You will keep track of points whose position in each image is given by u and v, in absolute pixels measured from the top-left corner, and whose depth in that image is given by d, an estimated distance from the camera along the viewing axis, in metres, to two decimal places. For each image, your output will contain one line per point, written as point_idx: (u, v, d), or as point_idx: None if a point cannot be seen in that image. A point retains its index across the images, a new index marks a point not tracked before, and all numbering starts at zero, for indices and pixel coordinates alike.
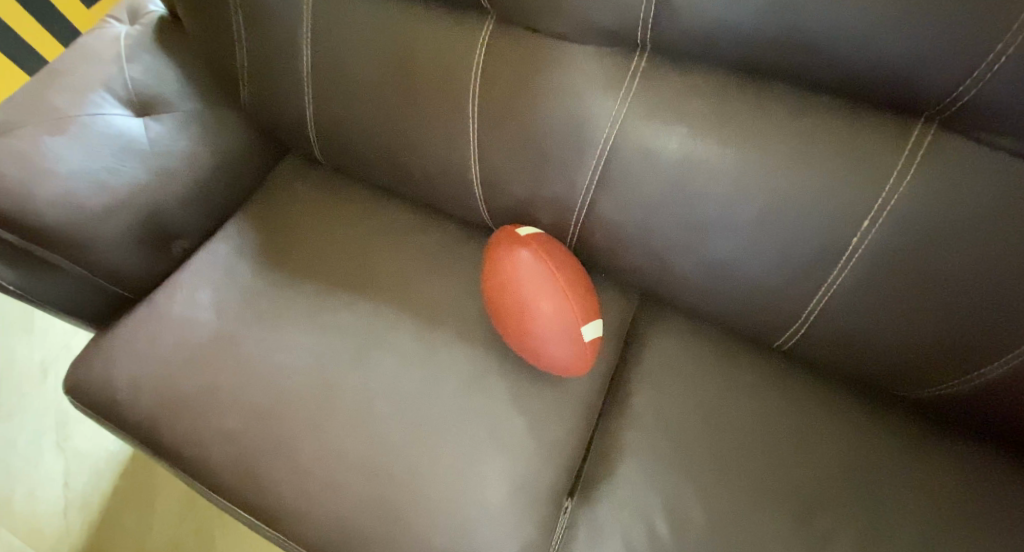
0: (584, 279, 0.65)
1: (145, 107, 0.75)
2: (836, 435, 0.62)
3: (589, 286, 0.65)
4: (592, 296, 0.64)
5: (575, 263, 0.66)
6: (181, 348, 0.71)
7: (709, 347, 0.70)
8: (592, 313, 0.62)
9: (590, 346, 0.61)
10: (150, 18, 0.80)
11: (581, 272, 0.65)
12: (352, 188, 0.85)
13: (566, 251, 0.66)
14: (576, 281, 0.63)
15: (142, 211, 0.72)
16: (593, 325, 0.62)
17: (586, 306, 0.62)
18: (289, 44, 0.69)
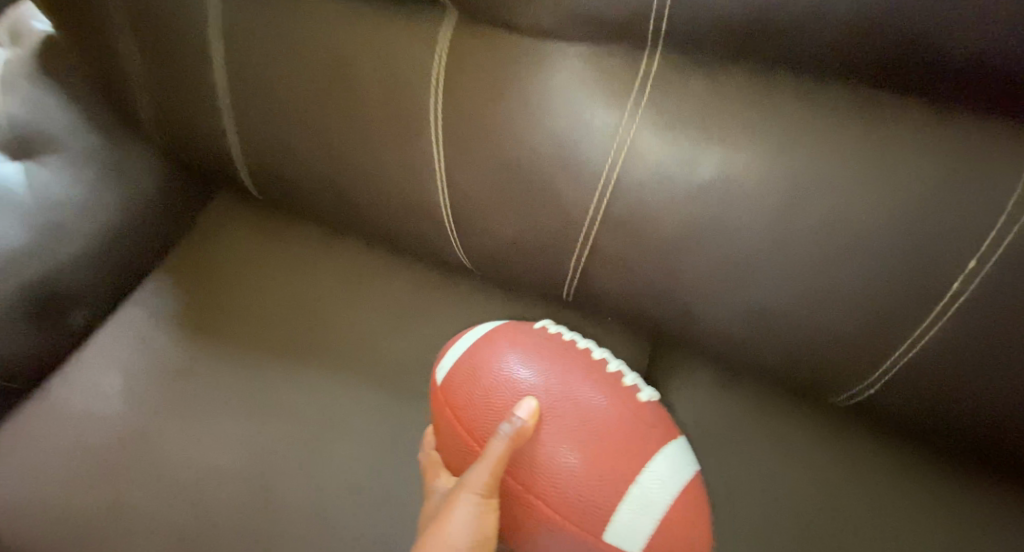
0: (573, 419, 0.37)
1: (28, 147, 0.60)
2: (896, 503, 0.52)
3: (591, 427, 0.37)
4: (601, 452, 0.36)
5: (554, 392, 0.38)
6: (82, 454, 0.56)
7: (739, 400, 0.58)
8: (612, 508, 0.35)
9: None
10: (32, 37, 0.64)
11: (565, 408, 0.38)
12: (297, 224, 0.70)
13: (529, 371, 0.39)
14: (556, 462, 0.36)
15: (19, 282, 0.56)
16: (634, 533, 0.36)
17: (590, 498, 0.35)
18: (199, 64, 0.54)
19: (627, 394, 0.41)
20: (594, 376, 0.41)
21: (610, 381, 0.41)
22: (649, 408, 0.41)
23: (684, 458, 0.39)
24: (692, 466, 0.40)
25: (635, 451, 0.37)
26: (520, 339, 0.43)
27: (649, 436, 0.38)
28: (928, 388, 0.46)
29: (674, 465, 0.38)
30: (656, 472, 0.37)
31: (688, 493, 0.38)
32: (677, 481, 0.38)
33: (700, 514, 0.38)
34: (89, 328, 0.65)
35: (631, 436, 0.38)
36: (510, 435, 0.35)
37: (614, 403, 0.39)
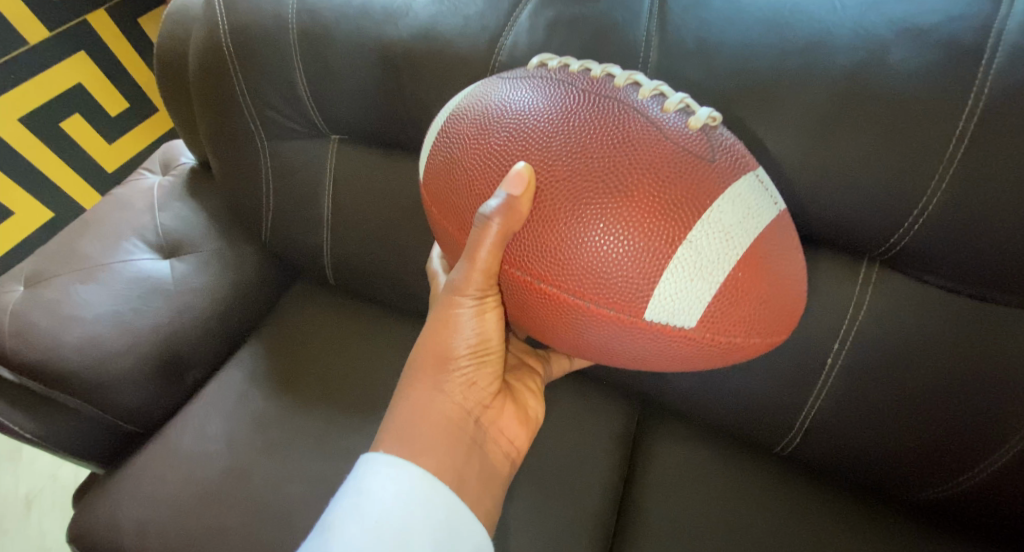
0: (592, 175, 0.35)
1: (172, 250, 0.81)
2: (848, 541, 0.62)
3: (620, 167, 0.35)
4: (632, 207, 0.34)
5: (563, 156, 0.36)
6: (192, 486, 0.71)
7: (715, 453, 0.70)
8: (657, 273, 0.35)
9: (720, 320, 0.37)
10: (182, 169, 0.88)
11: (584, 172, 0.35)
12: (359, 306, 0.88)
13: (538, 112, 0.38)
14: (579, 242, 0.35)
15: (161, 348, 0.76)
16: (684, 297, 0.36)
17: (618, 266, 0.35)
18: (308, 193, 0.75)
19: (677, 135, 0.36)
20: (630, 110, 0.37)
21: (638, 105, 0.38)
22: (698, 143, 0.37)
23: (753, 214, 0.36)
24: (761, 222, 0.36)
25: (675, 208, 0.34)
26: (531, 79, 0.42)
27: (694, 168, 0.35)
28: (836, 438, 0.61)
29: (741, 203, 0.36)
30: (713, 223, 0.35)
31: (764, 259, 0.36)
32: (706, 181, 0.35)
33: (780, 244, 0.37)
34: (197, 386, 0.83)
35: (679, 176, 0.35)
36: (498, 205, 0.35)
37: (638, 120, 0.37)
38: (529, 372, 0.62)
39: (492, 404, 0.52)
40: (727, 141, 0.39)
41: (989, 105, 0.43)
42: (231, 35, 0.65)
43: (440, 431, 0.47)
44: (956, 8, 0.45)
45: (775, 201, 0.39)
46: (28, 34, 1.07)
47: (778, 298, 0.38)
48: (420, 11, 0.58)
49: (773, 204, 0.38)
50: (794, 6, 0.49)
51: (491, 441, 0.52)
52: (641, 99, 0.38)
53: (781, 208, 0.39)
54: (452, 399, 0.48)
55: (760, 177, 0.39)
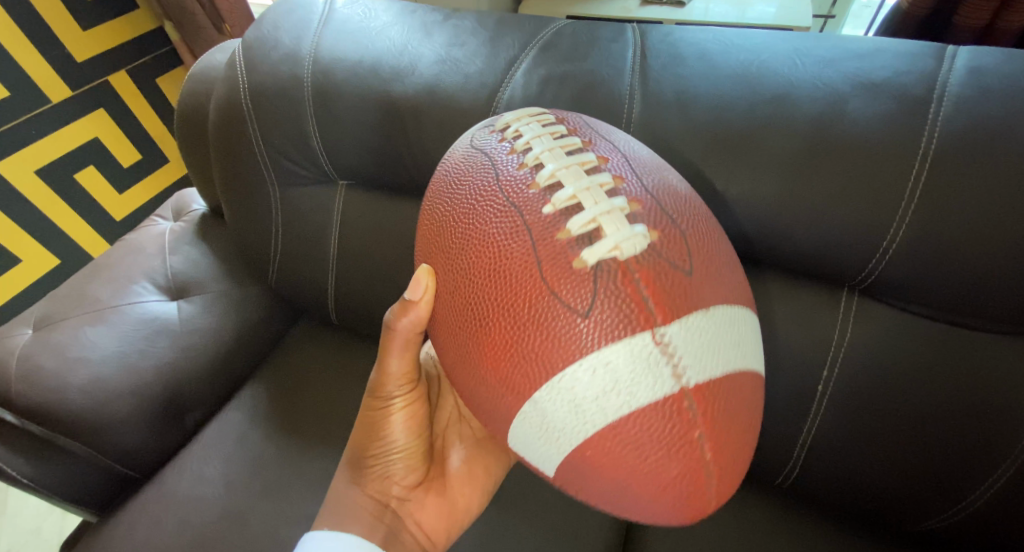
0: (465, 308, 0.37)
1: (179, 291, 0.83)
2: None
3: (486, 305, 0.35)
4: (489, 348, 0.35)
5: (451, 279, 0.38)
6: (186, 532, 0.70)
7: None
8: (504, 417, 0.37)
9: (572, 478, 0.37)
10: (193, 215, 0.92)
11: (460, 300, 0.37)
12: (361, 344, 0.90)
13: (450, 210, 0.40)
14: (456, 362, 0.39)
15: (163, 388, 0.77)
16: (535, 446, 0.37)
17: (477, 397, 0.38)
18: (316, 234, 0.79)
19: (557, 270, 0.33)
20: (522, 232, 0.35)
21: (540, 223, 0.34)
22: (578, 286, 0.32)
23: (619, 391, 0.32)
24: (631, 402, 0.32)
25: (526, 360, 0.34)
26: (481, 150, 0.41)
27: (556, 321, 0.33)
28: (833, 468, 0.62)
29: (604, 377, 0.32)
30: (560, 391, 0.33)
31: (621, 456, 0.33)
32: (566, 340, 0.33)
33: (654, 447, 0.33)
34: (196, 428, 0.83)
35: (540, 326, 0.33)
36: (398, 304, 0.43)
37: (519, 243, 0.34)
38: (484, 459, 0.63)
39: (409, 496, 0.57)
40: (635, 285, 0.32)
41: (940, 146, 0.47)
42: (250, 91, 0.70)
43: (351, 514, 0.53)
44: (902, 66, 0.52)
45: (681, 374, 0.32)
46: (51, 94, 1.14)
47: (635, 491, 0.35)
48: (425, 70, 0.63)
49: (670, 380, 0.32)
50: (760, 64, 0.55)
51: (408, 533, 0.54)
52: (549, 209, 0.34)
53: (685, 384, 0.32)
54: (370, 488, 0.55)
55: (664, 336, 0.32)
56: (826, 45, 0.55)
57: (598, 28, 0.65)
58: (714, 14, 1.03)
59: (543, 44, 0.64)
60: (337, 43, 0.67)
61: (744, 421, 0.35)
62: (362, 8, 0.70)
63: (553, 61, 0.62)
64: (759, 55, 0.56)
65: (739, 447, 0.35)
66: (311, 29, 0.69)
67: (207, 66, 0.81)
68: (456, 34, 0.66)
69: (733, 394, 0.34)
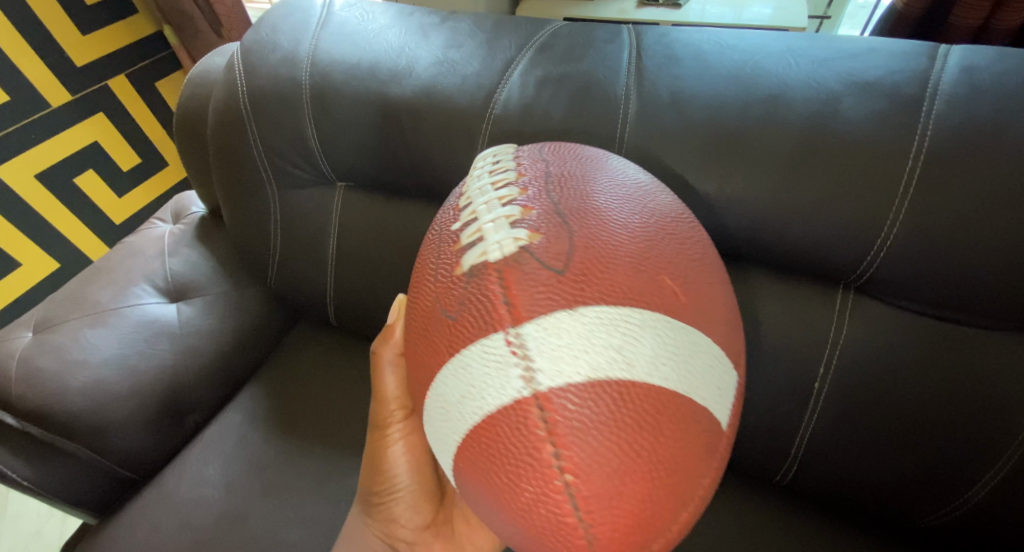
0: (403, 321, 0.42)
1: (178, 294, 0.84)
2: None
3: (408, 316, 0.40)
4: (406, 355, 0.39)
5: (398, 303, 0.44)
6: (186, 534, 0.70)
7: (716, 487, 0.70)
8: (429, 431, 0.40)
9: (480, 498, 0.37)
10: (192, 218, 0.93)
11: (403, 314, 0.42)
12: (360, 346, 0.90)
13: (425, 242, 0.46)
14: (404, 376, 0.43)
15: (162, 390, 0.77)
16: (446, 459, 0.38)
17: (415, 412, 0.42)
18: (315, 236, 0.79)
19: (444, 280, 0.36)
20: (431, 252, 0.39)
21: (444, 241, 0.39)
22: (453, 290, 0.35)
23: (476, 395, 0.33)
24: (486, 406, 0.33)
25: (423, 366, 0.37)
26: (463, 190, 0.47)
27: (436, 325, 0.36)
28: (830, 465, 0.62)
29: (462, 379, 0.34)
30: (438, 394, 0.36)
31: (497, 469, 0.34)
32: (440, 342, 0.36)
33: (517, 463, 0.32)
34: (196, 430, 0.83)
35: (429, 330, 0.36)
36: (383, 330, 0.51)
37: (428, 260, 0.39)
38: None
39: (416, 538, 0.60)
40: (495, 289, 0.33)
41: (934, 143, 0.48)
42: (248, 94, 0.71)
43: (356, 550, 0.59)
44: (895, 65, 0.52)
45: (529, 379, 0.31)
46: (52, 98, 1.15)
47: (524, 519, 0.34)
48: (422, 72, 0.64)
49: (518, 383, 0.32)
50: (755, 64, 0.55)
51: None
52: (452, 228, 0.39)
53: (535, 388, 0.31)
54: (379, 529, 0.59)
55: (516, 337, 0.32)
56: (820, 45, 0.56)
57: (593, 29, 0.65)
58: (710, 15, 1.04)
59: (540, 45, 0.64)
60: (335, 45, 0.67)
61: (640, 440, 0.31)
62: (359, 11, 0.70)
63: (549, 63, 0.62)
64: (753, 55, 0.56)
65: (630, 474, 0.31)
66: (309, 32, 0.69)
67: (206, 69, 0.81)
68: (454, 36, 0.66)
69: (610, 414, 0.31)
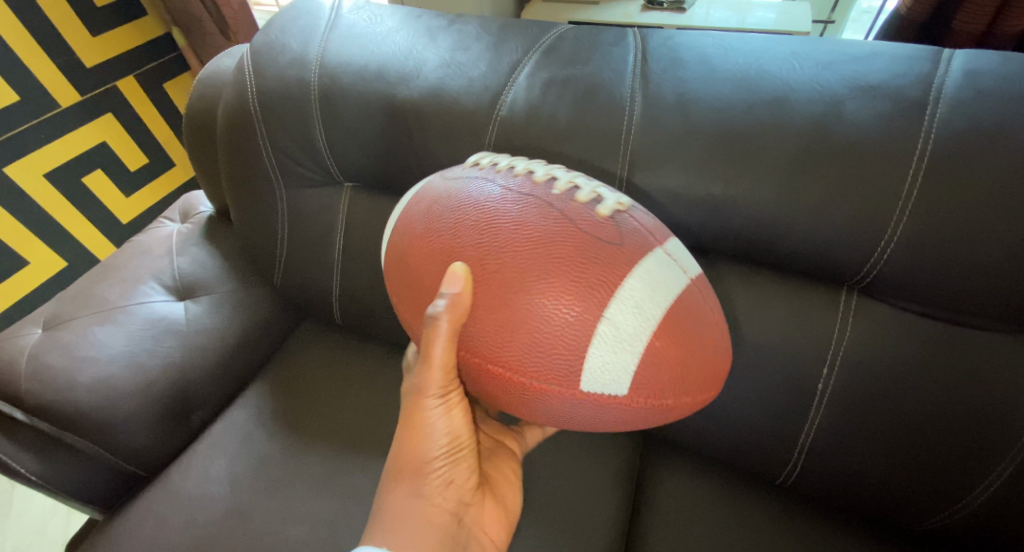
0: (515, 268, 0.39)
1: (186, 292, 0.85)
2: None
3: (535, 254, 0.38)
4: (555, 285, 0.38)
5: (492, 257, 0.39)
6: (191, 531, 0.71)
7: (720, 488, 0.70)
8: (580, 356, 0.38)
9: (647, 389, 0.39)
10: (200, 217, 0.94)
11: (505, 266, 0.39)
12: (364, 345, 0.90)
13: (463, 224, 0.42)
14: (512, 323, 0.39)
15: (170, 387, 0.78)
16: (611, 367, 0.38)
17: (548, 353, 0.38)
18: (322, 236, 0.80)
19: (588, 222, 0.39)
20: (544, 206, 0.40)
21: (557, 198, 0.41)
22: (606, 228, 0.40)
23: (662, 288, 0.39)
24: (669, 292, 0.39)
25: (597, 291, 0.38)
26: (455, 183, 0.45)
27: (602, 251, 0.38)
28: (834, 467, 0.62)
29: (652, 279, 0.39)
30: (626, 299, 0.38)
31: (686, 338, 0.39)
32: (615, 259, 0.38)
33: (693, 326, 0.40)
34: (202, 427, 0.84)
35: (588, 248, 0.38)
36: (447, 308, 0.39)
37: (546, 212, 0.40)
38: (507, 456, 0.62)
39: (472, 501, 0.53)
40: (640, 223, 0.41)
41: (937, 147, 0.48)
42: (257, 94, 0.72)
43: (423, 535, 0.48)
44: (898, 69, 0.52)
45: (684, 270, 0.41)
46: (61, 99, 1.16)
47: (693, 380, 0.40)
48: (430, 74, 0.64)
49: (681, 273, 0.41)
50: (759, 67, 0.56)
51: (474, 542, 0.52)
52: (558, 189, 0.42)
53: (688, 275, 0.42)
54: (433, 500, 0.49)
55: (669, 251, 0.41)
56: (824, 49, 0.56)
57: (599, 32, 0.66)
58: (714, 19, 1.04)
59: (546, 48, 0.65)
60: (343, 47, 0.68)
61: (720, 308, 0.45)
62: (368, 14, 0.71)
63: (555, 65, 0.63)
64: (757, 58, 0.57)
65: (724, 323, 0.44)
66: (318, 34, 0.70)
67: (216, 71, 0.82)
68: (461, 39, 0.67)
69: (711, 290, 0.44)
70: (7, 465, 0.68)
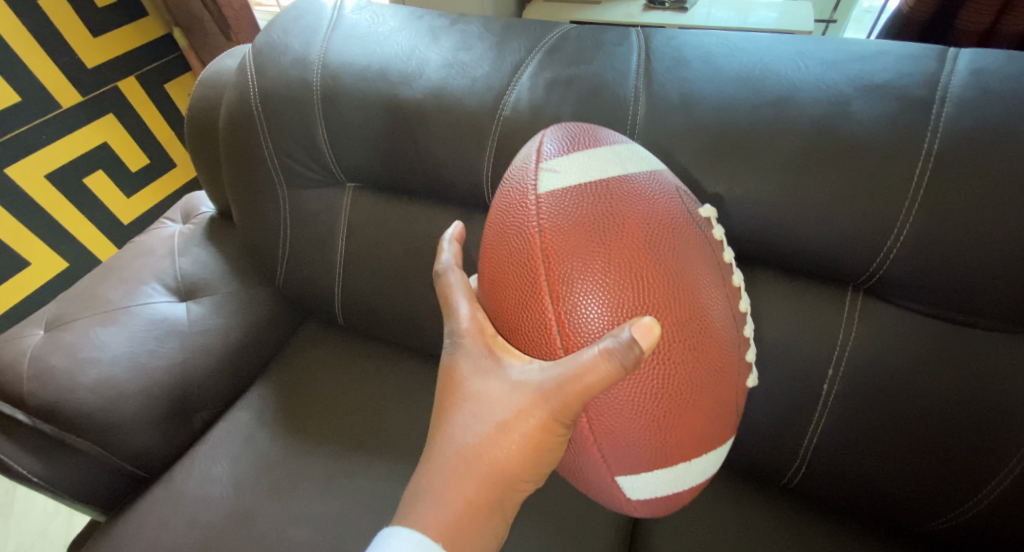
0: (672, 357, 0.36)
1: (188, 293, 0.84)
2: None
3: (690, 356, 0.37)
4: (679, 403, 0.37)
5: (665, 332, 0.36)
6: (193, 533, 0.70)
7: (723, 489, 0.70)
8: (646, 468, 0.40)
9: (643, 503, 0.44)
10: (201, 218, 0.94)
11: (675, 341, 0.36)
12: (366, 346, 0.90)
13: (648, 263, 0.36)
14: (633, 402, 0.37)
15: (172, 388, 0.77)
16: (649, 485, 0.42)
17: (633, 450, 0.39)
18: (324, 236, 0.79)
19: (735, 355, 0.40)
20: (721, 312, 0.38)
21: (730, 308, 0.39)
22: (739, 370, 0.41)
23: (716, 460, 0.44)
24: (716, 464, 0.44)
25: (702, 432, 0.39)
26: (642, 198, 0.38)
27: (726, 395, 0.40)
28: (839, 467, 0.62)
29: (720, 451, 0.43)
30: (702, 458, 0.41)
31: (691, 491, 0.46)
32: (725, 412, 0.40)
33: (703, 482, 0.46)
34: (204, 428, 0.84)
35: (719, 385, 0.39)
36: (625, 360, 0.32)
37: (722, 322, 0.38)
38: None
39: None
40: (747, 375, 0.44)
41: (943, 146, 0.48)
42: (259, 94, 0.71)
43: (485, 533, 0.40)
44: (904, 68, 0.52)
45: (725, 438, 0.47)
46: (62, 99, 1.16)
47: (665, 512, 0.47)
48: (432, 74, 0.64)
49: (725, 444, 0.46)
50: (763, 67, 0.55)
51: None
52: (731, 293, 0.40)
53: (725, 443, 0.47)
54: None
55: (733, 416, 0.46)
56: (829, 48, 0.56)
57: (603, 31, 0.66)
58: (716, 19, 1.04)
59: (549, 48, 0.65)
60: (346, 47, 0.68)
61: None
62: (370, 14, 0.71)
63: (559, 65, 0.63)
64: (762, 58, 0.56)
65: None
66: (321, 34, 0.70)
67: (217, 71, 0.82)
68: (464, 38, 0.67)
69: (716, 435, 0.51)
70: (9, 466, 0.68)
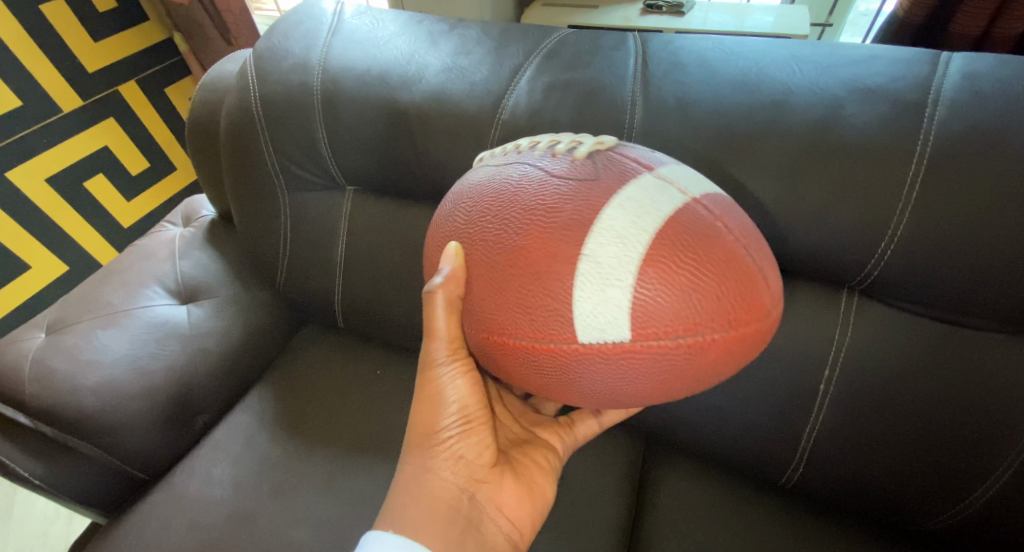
0: (501, 220, 0.39)
1: (188, 295, 0.85)
2: None
3: (518, 215, 0.38)
4: (527, 234, 0.37)
5: (474, 223, 0.41)
6: (193, 535, 0.71)
7: (721, 489, 0.70)
8: (569, 302, 0.36)
9: (648, 331, 0.36)
10: (202, 222, 0.94)
11: (480, 218, 0.41)
12: (366, 348, 0.91)
13: (454, 210, 0.44)
14: (497, 274, 0.39)
15: (172, 392, 0.78)
16: (603, 311, 0.36)
17: (540, 308, 0.38)
18: (324, 239, 0.80)
19: (564, 168, 0.40)
20: (523, 166, 0.41)
21: (533, 159, 0.42)
22: (583, 167, 0.39)
23: (651, 212, 0.36)
24: (662, 214, 0.36)
25: (575, 230, 0.36)
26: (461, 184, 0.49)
27: (577, 188, 0.38)
28: (836, 466, 0.62)
29: (634, 206, 0.36)
30: (607, 232, 0.35)
31: (694, 262, 0.35)
32: (594, 193, 0.37)
33: (704, 245, 0.35)
34: (204, 430, 0.84)
35: (572, 202, 0.37)
36: (442, 282, 0.41)
37: (519, 170, 0.41)
38: (544, 447, 0.59)
39: (488, 478, 0.51)
40: (624, 156, 0.41)
41: (935, 150, 0.49)
42: (260, 99, 0.72)
43: (430, 511, 0.47)
44: (897, 72, 0.53)
45: (686, 190, 0.38)
46: (63, 103, 1.16)
47: (724, 314, 0.35)
48: (431, 78, 0.65)
49: (681, 194, 0.38)
50: (759, 71, 0.56)
51: (489, 521, 0.49)
52: (538, 151, 0.43)
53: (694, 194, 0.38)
54: (441, 474, 0.48)
55: (663, 175, 0.39)
56: (823, 52, 0.57)
57: (600, 36, 0.66)
58: (712, 22, 1.05)
59: (547, 52, 0.65)
60: (346, 52, 0.69)
61: (742, 221, 0.39)
62: (370, 19, 0.72)
63: (557, 69, 0.63)
64: (757, 62, 0.57)
65: (750, 239, 0.38)
66: (320, 39, 0.71)
67: (218, 76, 0.83)
68: (462, 43, 0.67)
69: (738, 212, 0.39)
70: (9, 469, 0.69)
